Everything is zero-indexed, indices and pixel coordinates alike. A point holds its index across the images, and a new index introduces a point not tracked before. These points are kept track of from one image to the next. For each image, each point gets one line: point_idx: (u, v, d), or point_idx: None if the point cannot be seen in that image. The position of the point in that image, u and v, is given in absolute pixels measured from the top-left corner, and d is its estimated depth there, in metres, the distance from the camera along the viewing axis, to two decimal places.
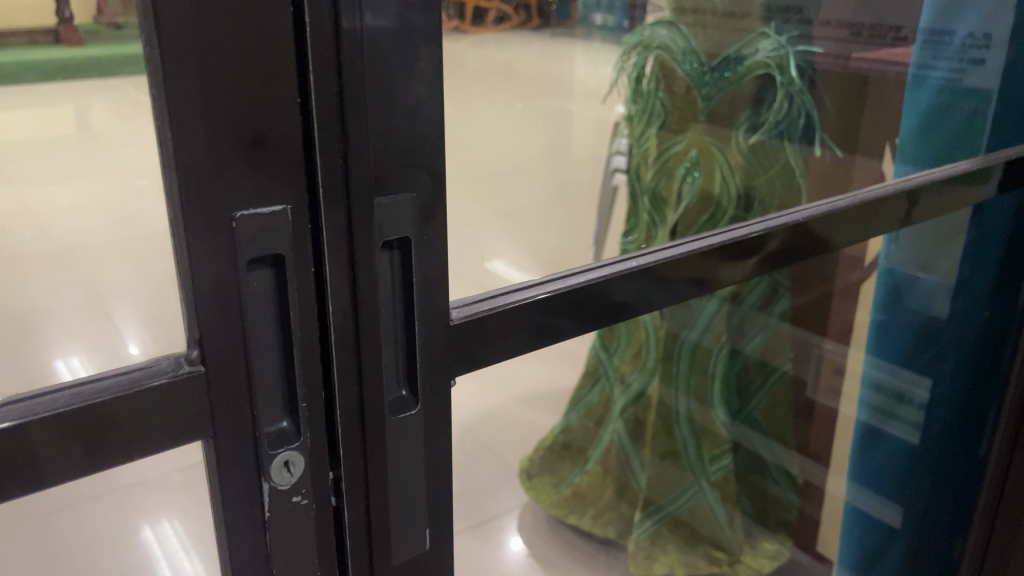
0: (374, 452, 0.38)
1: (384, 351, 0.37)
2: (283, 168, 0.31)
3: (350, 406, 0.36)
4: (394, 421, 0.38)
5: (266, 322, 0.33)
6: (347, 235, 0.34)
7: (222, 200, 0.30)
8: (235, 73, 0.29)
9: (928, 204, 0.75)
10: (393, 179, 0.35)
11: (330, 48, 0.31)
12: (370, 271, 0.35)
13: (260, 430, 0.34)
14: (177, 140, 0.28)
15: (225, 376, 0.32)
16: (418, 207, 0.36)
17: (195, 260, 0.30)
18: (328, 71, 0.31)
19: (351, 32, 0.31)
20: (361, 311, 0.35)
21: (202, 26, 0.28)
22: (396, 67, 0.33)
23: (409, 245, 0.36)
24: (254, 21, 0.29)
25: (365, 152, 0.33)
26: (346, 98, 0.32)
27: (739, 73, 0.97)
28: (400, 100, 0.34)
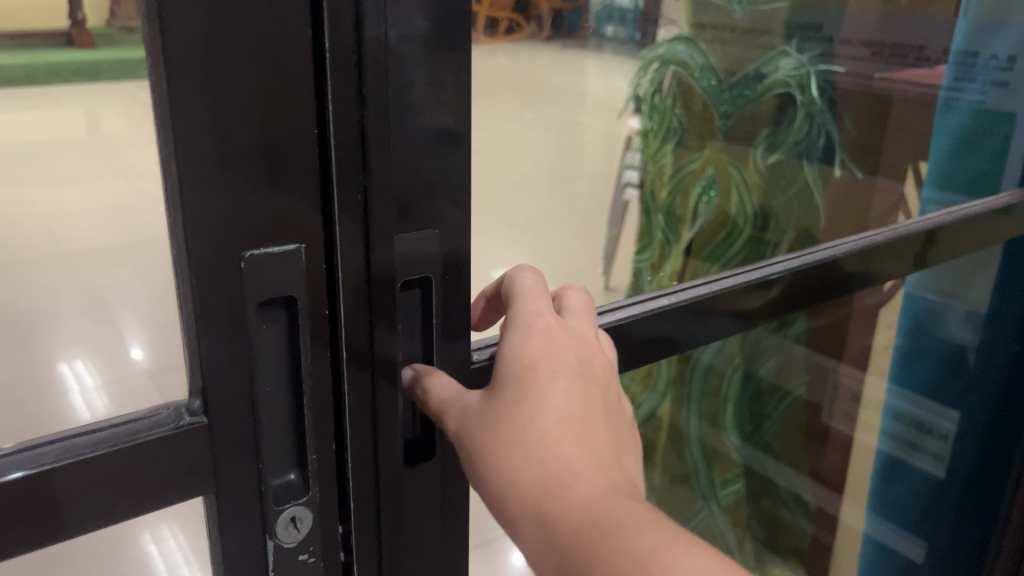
0: (387, 504, 0.35)
1: (399, 398, 0.34)
2: (298, 201, 0.29)
3: (362, 456, 0.34)
4: (408, 471, 0.36)
5: (275, 370, 0.30)
6: (365, 274, 0.31)
7: (231, 235, 0.27)
8: (249, 104, 0.26)
9: (946, 244, 0.71)
10: (415, 214, 0.32)
11: (351, 66, 0.28)
12: (387, 315, 0.32)
13: (267, 484, 0.31)
14: (186, 171, 0.26)
15: (228, 428, 0.29)
16: (441, 241, 0.33)
17: (201, 304, 0.27)
18: (351, 96, 0.29)
19: (374, 53, 0.29)
20: (377, 354, 0.33)
21: (215, 45, 0.25)
22: (423, 90, 0.31)
23: (430, 283, 0.34)
24: (267, 36, 0.26)
25: (386, 186, 0.31)
26: (368, 130, 0.29)
27: (759, 92, 0.94)
28: (424, 131, 0.31)
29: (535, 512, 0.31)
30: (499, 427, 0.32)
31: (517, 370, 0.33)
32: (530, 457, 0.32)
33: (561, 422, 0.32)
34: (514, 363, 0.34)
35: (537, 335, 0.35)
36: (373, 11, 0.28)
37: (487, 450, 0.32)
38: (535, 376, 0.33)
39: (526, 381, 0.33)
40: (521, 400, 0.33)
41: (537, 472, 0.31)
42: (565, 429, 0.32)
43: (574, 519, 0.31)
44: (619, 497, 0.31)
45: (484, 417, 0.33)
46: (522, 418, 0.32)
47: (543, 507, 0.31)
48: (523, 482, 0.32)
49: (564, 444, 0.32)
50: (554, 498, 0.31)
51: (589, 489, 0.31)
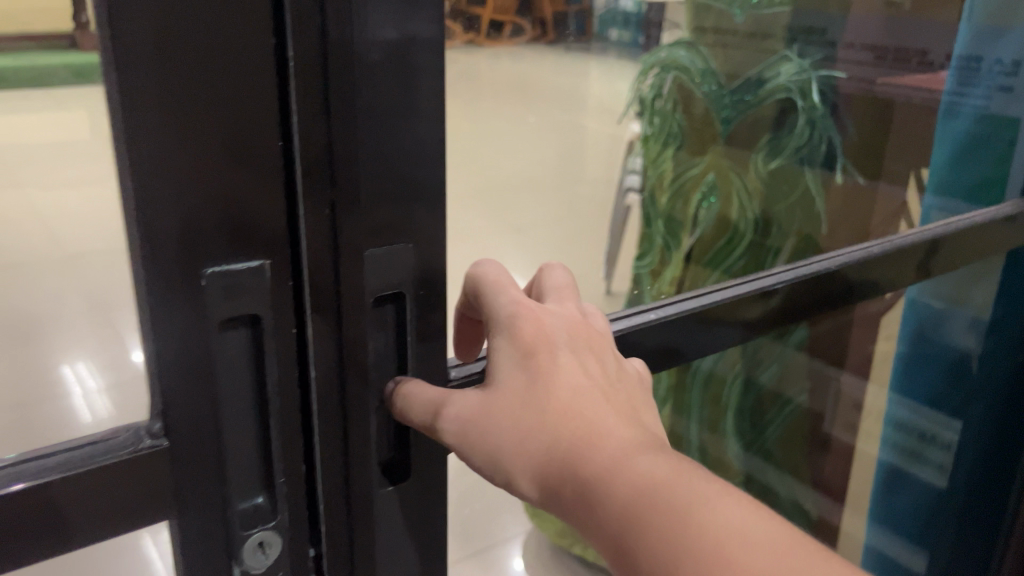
0: (360, 527, 0.34)
1: (372, 418, 0.33)
2: (261, 216, 0.28)
3: (334, 478, 0.33)
4: (381, 495, 0.35)
5: (241, 390, 0.29)
6: (335, 291, 0.30)
7: (190, 252, 0.26)
8: (208, 115, 0.25)
9: (948, 256, 0.70)
10: (387, 228, 0.31)
11: (317, 75, 0.28)
12: (360, 331, 0.32)
13: (233, 509, 0.30)
14: (142, 186, 0.25)
15: (191, 451, 0.28)
16: (417, 254, 0.32)
17: (159, 322, 0.26)
18: (316, 109, 0.28)
19: (338, 65, 0.28)
20: (348, 371, 0.32)
21: (169, 52, 0.24)
22: (393, 103, 0.30)
23: (404, 297, 0.33)
24: (227, 45, 0.25)
25: (355, 199, 0.30)
26: (336, 142, 0.29)
27: (759, 97, 0.92)
28: (399, 139, 0.30)
29: (575, 472, 0.32)
30: (509, 409, 0.33)
31: (520, 356, 0.34)
32: (560, 424, 0.33)
33: (580, 392, 0.33)
34: (519, 346, 0.35)
35: (525, 320, 0.35)
36: (338, 23, 0.27)
37: (514, 426, 0.33)
38: (534, 360, 0.34)
39: (526, 366, 0.34)
40: (539, 377, 0.34)
41: (560, 439, 0.32)
42: (585, 397, 0.33)
43: (614, 466, 0.31)
44: (650, 450, 0.32)
45: (491, 403, 0.34)
46: (545, 392, 0.33)
47: (573, 467, 0.32)
48: (546, 452, 0.32)
49: (579, 411, 0.33)
50: (592, 453, 0.32)
51: (616, 442, 0.32)
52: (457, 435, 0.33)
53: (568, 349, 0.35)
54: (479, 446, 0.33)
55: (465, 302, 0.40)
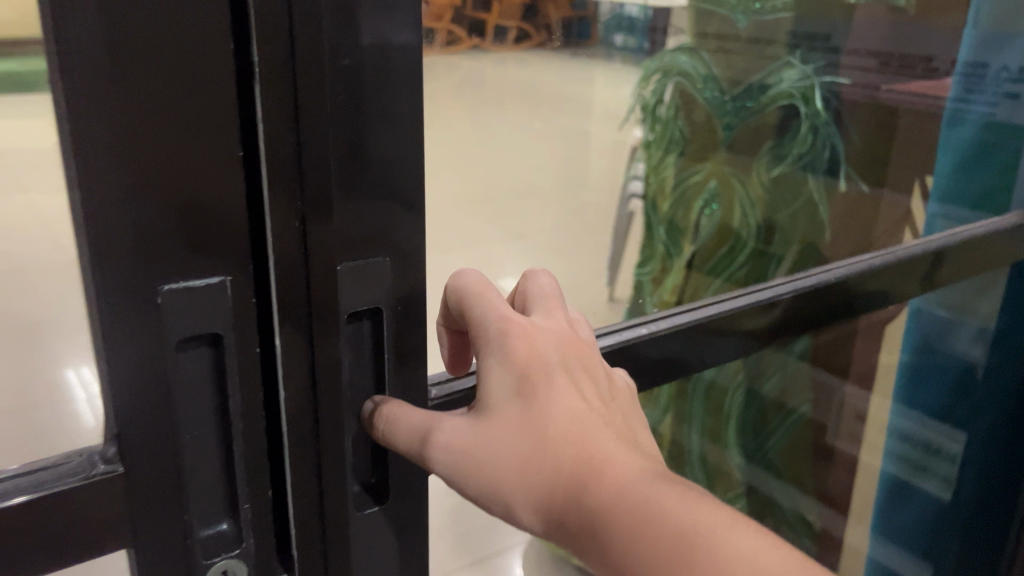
0: (335, 554, 0.33)
1: (348, 439, 0.32)
2: (219, 228, 0.26)
3: (306, 507, 0.31)
4: (357, 518, 0.34)
5: (203, 412, 0.28)
6: (305, 304, 0.29)
7: (145, 268, 0.25)
8: (165, 126, 0.24)
9: (953, 266, 0.68)
10: (363, 240, 0.30)
11: (286, 78, 0.26)
12: (331, 352, 0.30)
13: (193, 536, 0.29)
14: (93, 203, 0.24)
15: (150, 475, 0.27)
16: (394, 266, 0.31)
17: (112, 341, 0.25)
18: (285, 115, 0.26)
19: (308, 67, 0.26)
20: (320, 391, 0.30)
21: (121, 56, 0.23)
22: (372, 110, 0.29)
23: (381, 314, 0.32)
24: (182, 48, 0.24)
25: (325, 209, 0.28)
26: (305, 152, 0.27)
27: (762, 103, 0.91)
28: (374, 148, 0.29)
29: (582, 510, 0.31)
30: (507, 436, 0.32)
31: (514, 379, 0.32)
32: (564, 456, 0.32)
33: (578, 420, 0.32)
34: (511, 368, 0.33)
35: (517, 338, 0.33)
36: (308, 24, 0.26)
37: (515, 458, 0.32)
38: (530, 382, 0.32)
39: (523, 389, 0.32)
40: (537, 404, 0.32)
41: (562, 467, 0.32)
42: (585, 426, 0.32)
43: (619, 501, 0.31)
44: (654, 480, 0.31)
45: (486, 429, 0.32)
46: (544, 421, 0.32)
47: (580, 497, 0.31)
48: (547, 480, 0.31)
49: (581, 437, 0.32)
50: (596, 488, 0.31)
51: (623, 469, 0.31)
52: (450, 463, 0.32)
53: (563, 370, 0.34)
54: (473, 476, 0.32)
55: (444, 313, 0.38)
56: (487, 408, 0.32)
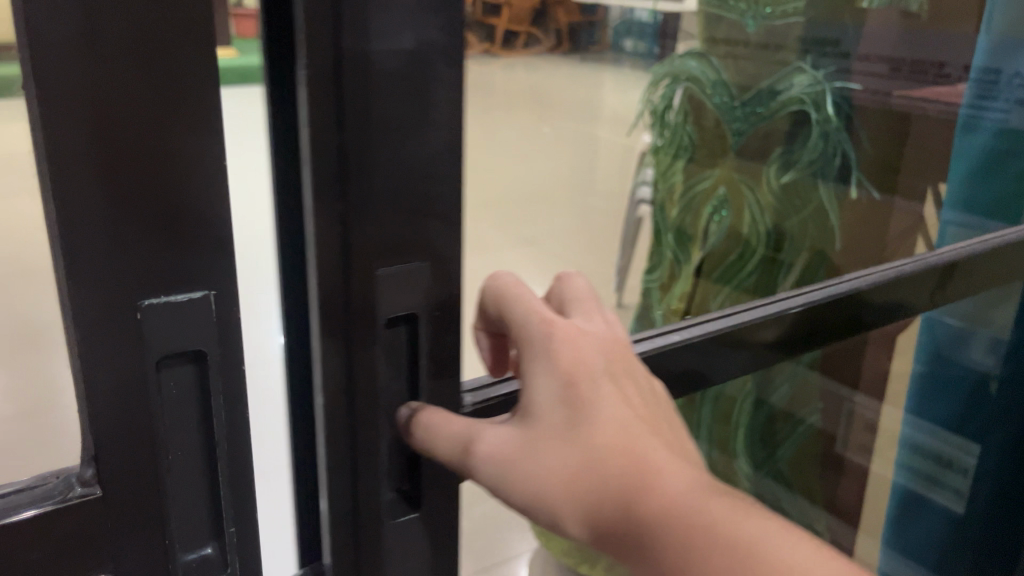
0: (366, 556, 0.35)
1: (383, 446, 0.33)
2: (197, 240, 0.26)
3: (341, 511, 0.33)
4: (391, 525, 0.35)
5: (186, 429, 0.28)
6: (344, 316, 0.31)
7: (122, 284, 0.25)
8: (142, 140, 0.24)
9: (965, 280, 0.67)
10: (400, 247, 0.31)
11: (329, 83, 0.27)
12: (367, 360, 0.32)
13: (176, 560, 0.29)
14: (72, 221, 0.23)
15: (131, 496, 0.27)
16: (433, 272, 0.32)
17: (91, 359, 0.25)
18: (327, 120, 0.28)
19: (359, 73, 0.28)
20: (357, 388, 0.32)
21: (94, 65, 0.23)
22: (406, 115, 0.29)
23: (417, 320, 0.33)
24: (159, 55, 0.24)
25: (366, 213, 0.29)
26: (350, 155, 0.28)
27: (773, 108, 0.89)
28: (414, 153, 0.30)
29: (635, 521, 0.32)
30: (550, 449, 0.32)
31: (560, 388, 0.33)
32: (615, 465, 0.32)
33: (625, 429, 0.33)
34: (556, 377, 0.33)
35: (560, 344, 0.34)
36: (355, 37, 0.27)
37: (565, 467, 0.32)
38: (576, 390, 0.33)
39: (568, 398, 0.33)
40: (584, 413, 0.33)
41: (607, 483, 0.32)
42: (632, 435, 0.33)
43: (672, 513, 0.32)
44: (706, 493, 0.33)
45: (531, 436, 0.33)
46: (591, 430, 0.32)
47: (632, 509, 0.32)
48: (590, 495, 0.32)
49: (628, 448, 0.33)
50: (650, 500, 0.32)
51: (674, 483, 0.33)
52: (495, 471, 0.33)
53: (608, 379, 0.34)
54: (520, 485, 0.32)
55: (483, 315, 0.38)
56: (534, 416, 0.33)
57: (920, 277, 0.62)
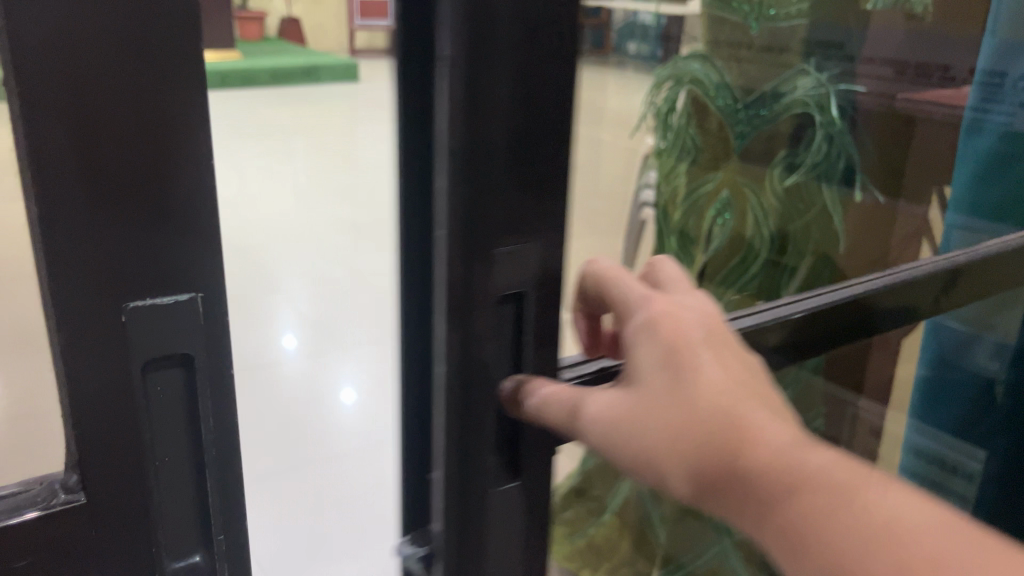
0: (473, 532, 0.38)
1: (489, 421, 0.36)
2: (182, 236, 0.28)
3: (451, 493, 0.36)
4: (496, 492, 0.38)
5: (175, 433, 0.29)
6: (463, 291, 0.33)
7: (109, 286, 0.27)
8: (124, 142, 0.26)
9: (968, 284, 0.66)
10: (518, 228, 0.35)
11: (461, 76, 0.31)
12: (488, 328, 0.35)
13: (163, 565, 0.30)
14: (54, 219, 0.25)
15: (115, 501, 0.28)
16: (539, 253, 0.36)
17: (78, 369, 0.27)
18: (461, 103, 0.31)
19: (490, 60, 0.31)
20: (472, 367, 0.35)
21: (77, 73, 0.24)
22: (525, 97, 0.33)
23: (524, 298, 0.36)
24: (143, 63, 0.25)
25: (489, 189, 0.33)
26: (475, 135, 0.32)
27: (776, 111, 0.89)
28: (530, 133, 0.34)
29: (736, 477, 0.31)
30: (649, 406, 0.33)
31: (661, 352, 0.34)
32: (714, 419, 0.32)
33: (725, 388, 0.33)
34: (659, 342, 0.34)
35: (663, 319, 0.35)
36: (482, 46, 0.31)
37: (668, 421, 0.32)
38: (677, 354, 0.34)
39: (670, 361, 0.34)
40: (686, 372, 0.33)
41: (707, 436, 0.32)
42: (733, 393, 0.33)
43: (776, 468, 0.31)
44: (809, 449, 0.31)
45: (634, 398, 0.34)
46: (690, 386, 0.33)
47: (732, 462, 0.31)
48: (692, 454, 0.32)
49: (729, 404, 0.32)
50: (753, 458, 0.31)
51: (774, 438, 0.32)
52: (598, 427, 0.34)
53: (711, 348, 0.34)
54: (625, 443, 0.33)
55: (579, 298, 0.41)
56: (642, 377, 0.34)
57: (923, 281, 0.61)
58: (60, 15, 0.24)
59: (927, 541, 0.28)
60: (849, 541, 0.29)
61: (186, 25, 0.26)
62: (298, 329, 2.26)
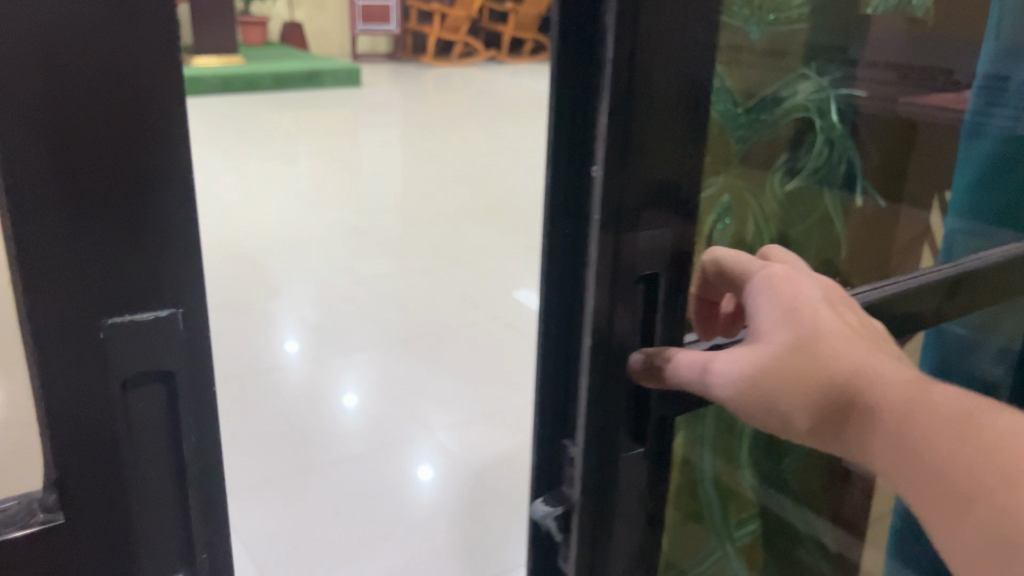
0: (609, 477, 0.55)
1: (631, 381, 0.53)
2: (140, 247, 0.39)
3: (593, 437, 0.53)
4: (627, 456, 0.55)
5: (154, 438, 0.42)
6: (612, 269, 0.50)
7: (96, 307, 0.39)
8: (92, 172, 0.37)
9: (968, 291, 0.67)
10: (653, 220, 0.50)
11: (623, 82, 0.46)
12: (632, 295, 0.51)
13: (144, 542, 0.43)
14: (50, 257, 0.37)
15: (99, 495, 0.41)
16: (670, 236, 0.52)
17: (64, 402, 0.39)
18: (620, 100, 0.46)
19: (644, 83, 0.47)
20: (609, 320, 0.51)
21: (61, 128, 0.36)
22: (663, 109, 0.48)
23: (654, 279, 0.52)
24: (123, 116, 0.37)
25: (637, 178, 0.49)
26: (630, 136, 0.48)
27: (776, 116, 0.77)
28: (664, 133, 0.49)
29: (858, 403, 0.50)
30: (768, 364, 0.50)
31: (783, 312, 0.51)
32: (837, 364, 0.50)
33: (844, 341, 0.50)
34: (785, 305, 0.52)
35: (782, 285, 0.53)
36: (636, 93, 0.47)
37: (806, 364, 0.50)
38: (795, 313, 0.51)
39: (791, 317, 0.51)
40: (809, 328, 0.50)
41: (836, 377, 0.50)
42: (847, 344, 0.50)
43: (891, 395, 0.49)
44: (923, 384, 0.50)
45: (770, 348, 0.51)
46: (819, 342, 0.50)
47: (862, 399, 0.50)
48: (820, 388, 0.50)
49: (850, 352, 0.50)
50: (881, 401, 0.49)
51: (892, 377, 0.50)
52: (728, 380, 0.52)
53: (829, 310, 0.52)
54: (767, 381, 0.50)
55: (704, 280, 0.59)
56: (774, 338, 0.51)
57: (927, 289, 0.62)
58: (46, 83, 0.35)
59: (1002, 437, 0.46)
60: (967, 450, 0.46)
61: (172, 116, 0.39)
62: (302, 335, 2.26)
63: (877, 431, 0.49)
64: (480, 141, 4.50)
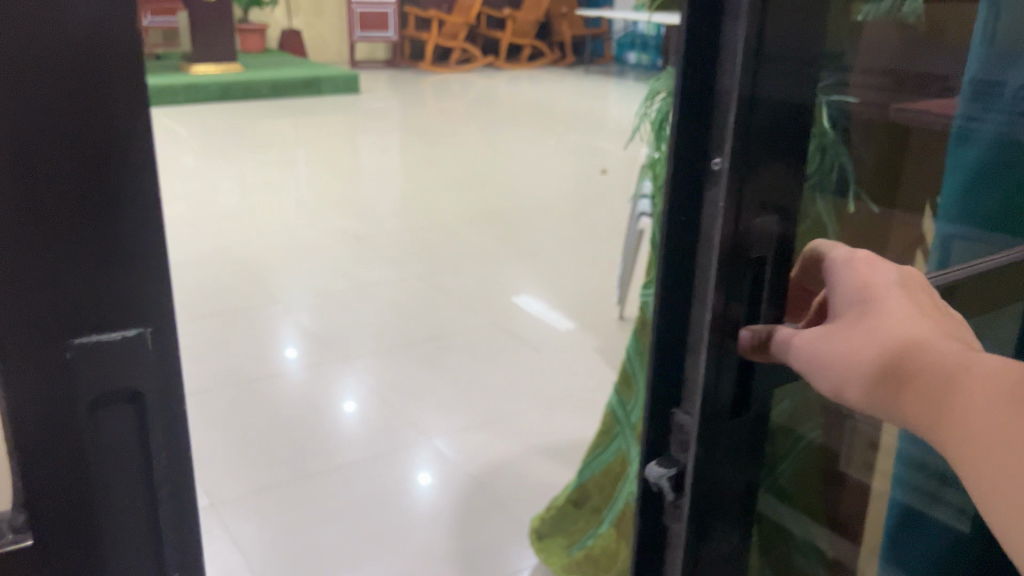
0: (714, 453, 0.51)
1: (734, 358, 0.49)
2: (112, 265, 0.34)
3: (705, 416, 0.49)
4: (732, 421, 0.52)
5: (127, 467, 0.37)
6: (731, 241, 0.46)
7: (55, 331, 0.34)
8: (56, 183, 0.32)
9: (969, 297, 0.67)
10: (769, 192, 0.47)
11: (751, 50, 0.43)
12: (746, 271, 0.48)
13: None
14: (4, 276, 0.33)
15: (66, 526, 0.36)
16: (779, 212, 0.49)
17: (32, 425, 0.34)
18: (749, 67, 0.43)
19: (769, 48, 0.44)
20: (727, 302, 0.47)
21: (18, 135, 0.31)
22: (785, 79, 0.46)
23: (765, 259, 0.48)
24: (89, 119, 0.32)
25: (757, 147, 0.46)
26: (753, 102, 0.44)
27: None
28: (782, 105, 0.46)
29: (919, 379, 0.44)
30: (846, 338, 0.46)
31: (853, 291, 0.48)
32: (895, 333, 0.45)
33: (909, 317, 0.46)
34: (852, 283, 0.48)
35: (859, 263, 0.49)
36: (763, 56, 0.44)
37: (859, 336, 0.46)
38: (868, 291, 0.47)
39: (859, 296, 0.47)
40: (870, 302, 0.47)
41: (894, 346, 0.45)
42: (911, 319, 0.46)
43: (951, 366, 0.43)
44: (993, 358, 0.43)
45: (830, 328, 0.47)
46: (875, 313, 0.46)
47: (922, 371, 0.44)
48: (876, 359, 0.45)
49: (913, 326, 0.45)
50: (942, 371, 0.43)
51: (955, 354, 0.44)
52: (804, 358, 0.47)
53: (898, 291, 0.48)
54: (829, 358, 0.46)
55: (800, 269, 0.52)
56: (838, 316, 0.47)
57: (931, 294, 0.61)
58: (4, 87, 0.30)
59: None
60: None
61: (138, 121, 0.34)
62: (301, 342, 2.26)
63: (948, 403, 0.42)
64: (478, 146, 4.51)
